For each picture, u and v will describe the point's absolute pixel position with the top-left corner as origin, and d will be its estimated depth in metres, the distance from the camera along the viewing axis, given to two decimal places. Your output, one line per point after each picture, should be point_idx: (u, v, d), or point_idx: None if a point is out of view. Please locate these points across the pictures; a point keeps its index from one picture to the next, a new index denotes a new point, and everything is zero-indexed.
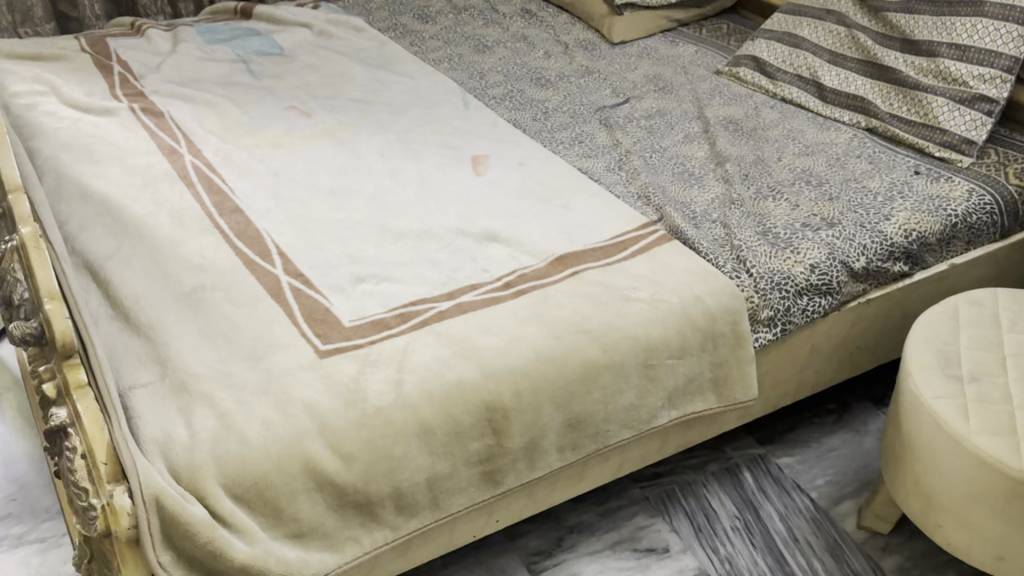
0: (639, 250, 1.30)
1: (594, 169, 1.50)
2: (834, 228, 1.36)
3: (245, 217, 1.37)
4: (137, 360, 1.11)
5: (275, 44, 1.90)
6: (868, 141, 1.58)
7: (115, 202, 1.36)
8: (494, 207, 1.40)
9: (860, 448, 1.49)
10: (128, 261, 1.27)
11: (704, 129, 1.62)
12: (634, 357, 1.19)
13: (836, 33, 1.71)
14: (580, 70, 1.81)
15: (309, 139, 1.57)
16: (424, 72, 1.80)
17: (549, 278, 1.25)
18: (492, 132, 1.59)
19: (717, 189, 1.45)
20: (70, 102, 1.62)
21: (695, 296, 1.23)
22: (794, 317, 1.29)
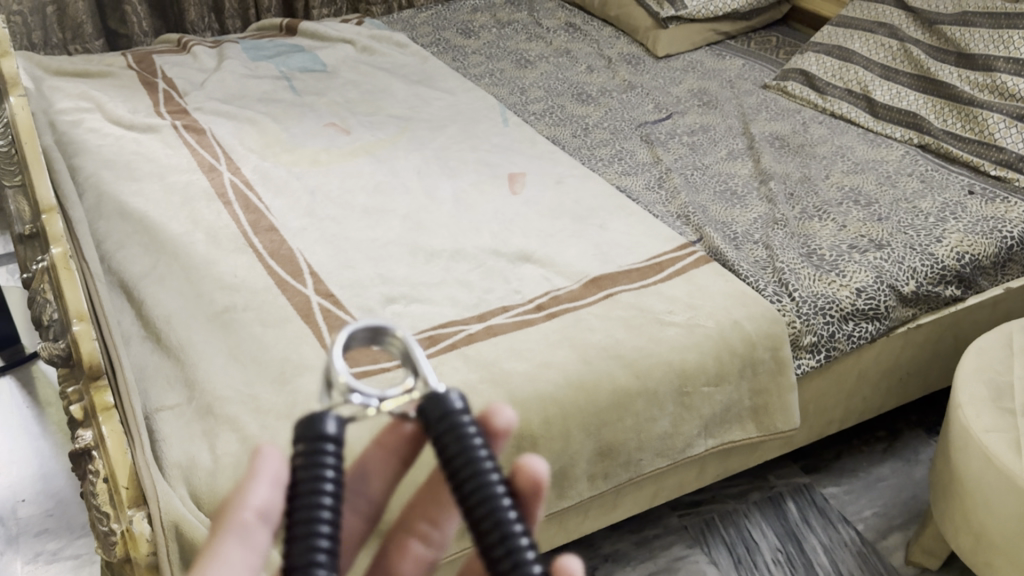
0: (675, 272, 1.26)
1: (633, 188, 1.46)
2: (881, 250, 1.30)
3: (280, 236, 1.36)
4: (166, 381, 1.12)
5: (318, 60, 1.90)
6: (921, 158, 1.51)
7: (152, 220, 1.37)
8: (529, 226, 1.37)
9: (910, 477, 1.43)
10: (162, 279, 1.27)
11: (748, 145, 1.57)
12: (668, 385, 1.15)
13: (888, 47, 1.65)
14: (622, 85, 1.77)
15: (347, 157, 1.56)
16: (466, 88, 1.78)
17: (583, 300, 1.22)
18: (530, 149, 1.57)
19: (760, 209, 1.40)
20: (114, 119, 1.64)
21: (733, 321, 1.19)
22: (839, 343, 1.24)
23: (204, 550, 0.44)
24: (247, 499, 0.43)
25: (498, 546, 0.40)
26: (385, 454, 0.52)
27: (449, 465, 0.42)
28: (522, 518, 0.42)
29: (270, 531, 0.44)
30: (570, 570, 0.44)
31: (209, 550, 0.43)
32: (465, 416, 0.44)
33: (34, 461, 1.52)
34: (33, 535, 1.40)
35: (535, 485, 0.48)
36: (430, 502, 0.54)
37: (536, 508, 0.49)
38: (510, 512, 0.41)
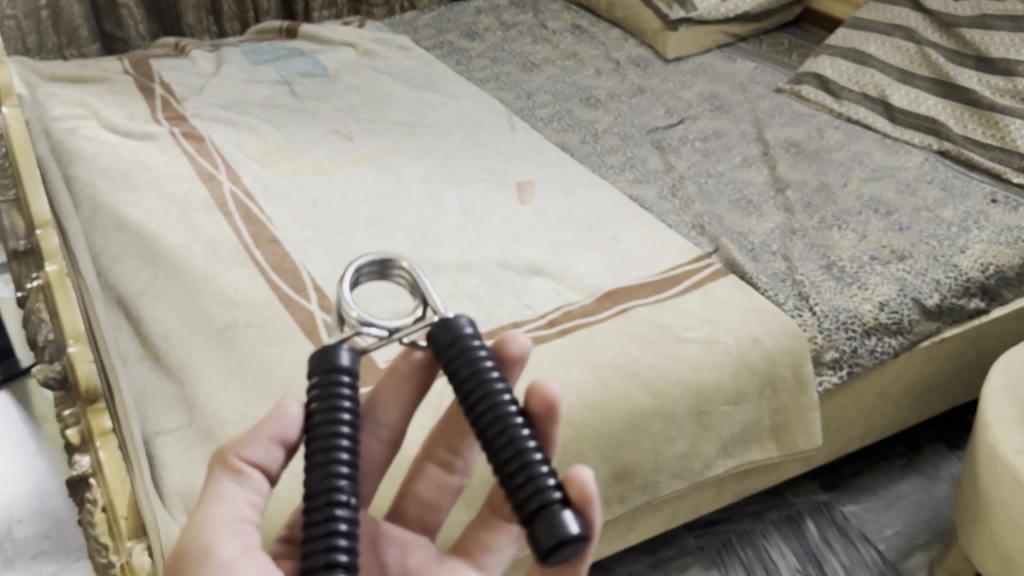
0: (691, 285, 1.22)
1: (645, 197, 1.42)
2: (903, 261, 1.26)
3: (282, 249, 1.32)
4: (165, 404, 1.07)
5: (319, 64, 1.86)
6: (941, 165, 1.46)
7: (150, 232, 1.33)
8: (539, 237, 1.33)
9: (931, 494, 1.39)
10: (160, 294, 1.23)
11: (763, 151, 1.52)
12: (686, 405, 1.10)
13: (905, 50, 1.61)
14: (631, 88, 1.73)
15: (350, 165, 1.52)
16: (471, 92, 1.74)
17: (596, 315, 1.18)
18: (538, 156, 1.52)
19: (777, 217, 1.36)
20: (110, 127, 1.60)
21: (753, 336, 1.14)
22: (861, 359, 1.20)
23: (211, 491, 0.60)
24: (243, 448, 0.61)
25: (509, 451, 0.54)
26: (401, 377, 0.70)
27: (467, 388, 0.57)
28: (530, 432, 0.55)
29: (263, 474, 0.61)
30: (584, 481, 0.57)
31: (209, 489, 0.60)
32: (473, 339, 0.59)
33: (30, 480, 1.48)
34: (28, 557, 1.36)
35: (548, 405, 0.63)
36: (452, 439, 0.73)
37: (551, 427, 0.64)
38: (520, 425, 0.55)
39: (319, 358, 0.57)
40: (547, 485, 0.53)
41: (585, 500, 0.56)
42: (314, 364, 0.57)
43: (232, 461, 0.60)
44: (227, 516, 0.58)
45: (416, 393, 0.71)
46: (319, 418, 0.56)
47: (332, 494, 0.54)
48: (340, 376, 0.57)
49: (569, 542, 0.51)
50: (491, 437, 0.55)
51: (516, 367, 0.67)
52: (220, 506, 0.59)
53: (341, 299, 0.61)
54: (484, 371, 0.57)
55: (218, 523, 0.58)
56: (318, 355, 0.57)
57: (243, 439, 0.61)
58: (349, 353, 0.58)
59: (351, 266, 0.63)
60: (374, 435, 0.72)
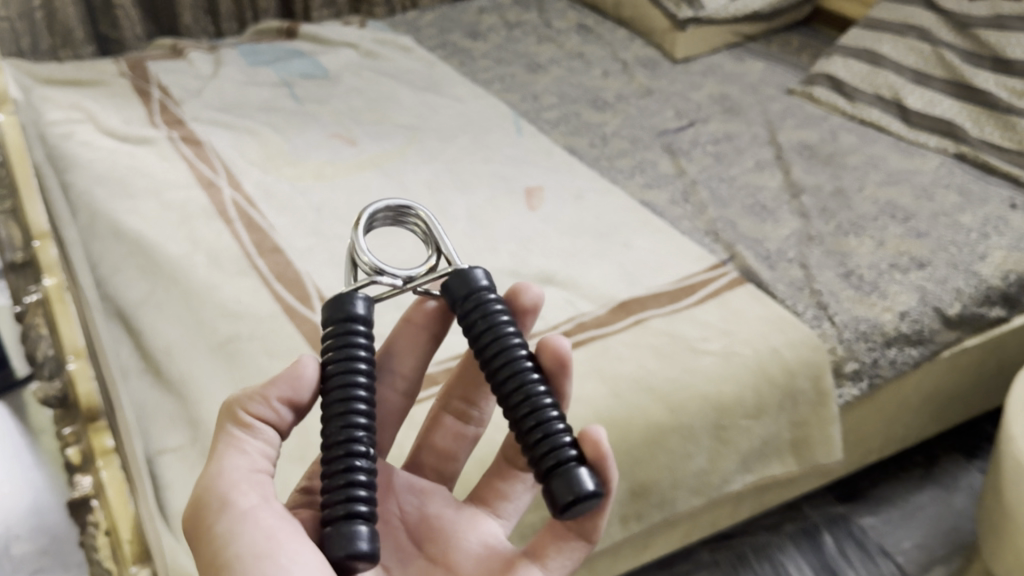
0: (707, 295, 1.19)
1: (657, 203, 1.38)
2: (923, 268, 1.23)
3: (285, 258, 1.28)
4: (168, 420, 1.03)
5: (319, 65, 1.82)
6: (958, 169, 1.43)
7: (149, 241, 1.29)
8: (548, 245, 1.29)
9: (950, 506, 1.36)
10: (161, 306, 1.19)
11: (776, 155, 1.49)
12: (704, 420, 1.07)
13: (920, 51, 1.58)
14: (639, 90, 1.70)
15: (353, 170, 1.48)
16: (476, 95, 1.70)
17: (610, 326, 1.14)
18: (546, 160, 1.49)
19: (793, 224, 1.33)
20: (107, 131, 1.56)
21: (772, 348, 1.11)
22: (882, 370, 1.17)
23: (225, 441, 0.67)
24: (251, 404, 0.68)
25: (527, 406, 0.63)
26: (415, 326, 0.81)
27: (486, 340, 0.66)
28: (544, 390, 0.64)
29: (271, 424, 0.69)
30: (598, 438, 0.67)
31: (219, 442, 0.67)
32: (488, 292, 0.68)
33: (28, 495, 1.45)
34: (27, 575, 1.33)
35: (559, 360, 0.74)
36: (467, 391, 0.86)
37: (565, 381, 0.75)
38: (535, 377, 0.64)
39: (337, 306, 0.66)
40: (562, 441, 0.61)
41: (600, 456, 0.66)
42: (330, 312, 0.66)
43: (241, 416, 0.68)
44: (242, 464, 0.66)
45: (431, 342, 0.82)
46: (337, 368, 0.65)
47: (350, 444, 0.61)
48: (355, 324, 0.66)
49: (584, 498, 0.59)
50: (507, 386, 0.64)
51: (528, 315, 0.79)
52: (234, 455, 0.66)
53: (355, 246, 0.72)
54: (503, 326, 0.66)
55: (235, 470, 0.65)
56: (334, 306, 0.66)
57: (249, 396, 0.68)
58: (364, 302, 0.67)
59: (363, 214, 0.72)
60: (392, 383, 0.83)
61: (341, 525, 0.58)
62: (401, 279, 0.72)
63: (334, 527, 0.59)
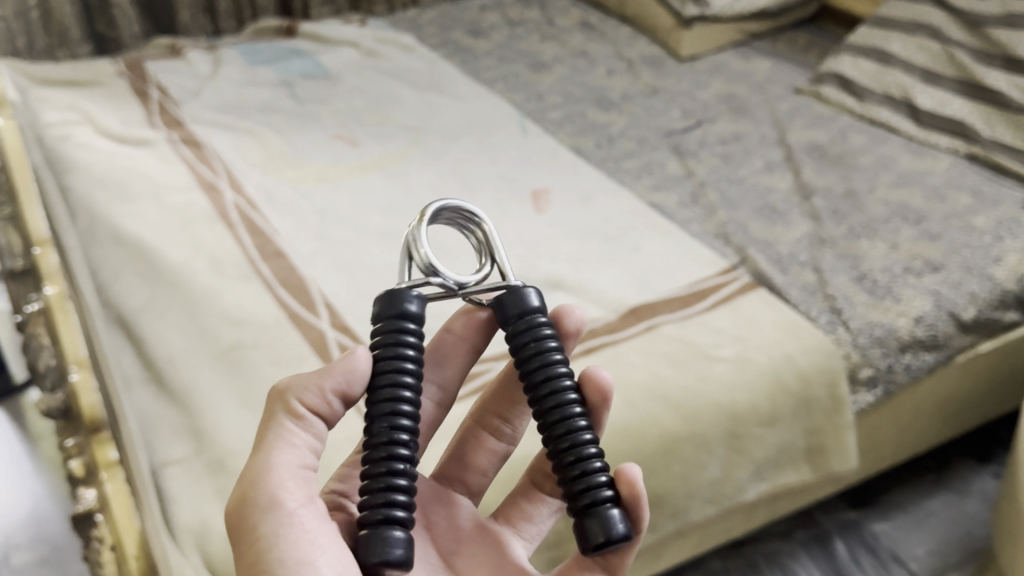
0: (719, 300, 1.17)
1: (665, 205, 1.36)
2: (937, 272, 1.21)
3: (289, 263, 1.26)
4: (172, 432, 1.01)
5: (320, 64, 1.79)
6: (970, 170, 1.41)
7: (150, 246, 1.27)
8: (557, 249, 1.27)
9: (962, 511, 1.34)
10: (163, 313, 1.17)
11: (785, 156, 1.47)
12: (718, 428, 1.05)
13: (930, 50, 1.56)
14: (645, 90, 1.68)
15: (356, 172, 1.46)
16: (480, 94, 1.68)
17: (622, 332, 1.12)
18: (552, 161, 1.47)
19: (804, 226, 1.31)
20: (105, 133, 1.54)
21: (787, 355, 1.09)
22: (897, 376, 1.15)
23: (274, 430, 0.66)
24: (306, 394, 0.67)
25: (566, 440, 0.64)
26: (460, 337, 0.81)
27: (530, 363, 0.67)
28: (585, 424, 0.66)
29: (320, 416, 0.68)
30: (633, 478, 0.69)
31: (270, 430, 0.67)
32: (539, 314, 0.69)
33: (26, 503, 1.43)
34: None
35: (603, 394, 0.77)
36: (502, 407, 0.86)
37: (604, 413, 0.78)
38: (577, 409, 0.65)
39: (392, 302, 0.65)
40: (598, 482, 0.64)
41: (635, 494, 0.69)
42: (381, 307, 0.65)
43: (294, 407, 0.67)
44: (290, 459, 0.65)
45: (470, 354, 0.82)
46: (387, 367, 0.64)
47: (393, 447, 0.61)
48: (406, 323, 0.65)
49: (613, 541, 0.62)
50: (547, 415, 0.65)
51: (570, 339, 0.85)
52: (282, 450, 0.65)
53: (415, 239, 0.70)
54: (549, 352, 0.67)
55: (283, 467, 0.65)
56: (388, 301, 0.65)
57: (304, 386, 0.67)
58: (417, 299, 0.66)
59: (433, 206, 0.71)
60: (428, 393, 0.82)
61: (379, 529, 0.58)
62: (451, 282, 0.71)
63: (371, 529, 0.59)
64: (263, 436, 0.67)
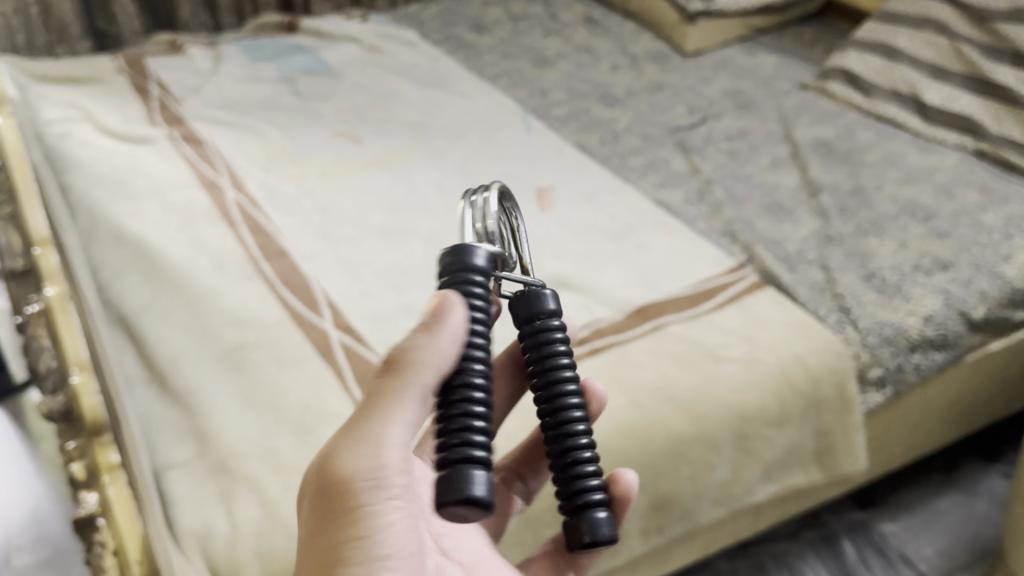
0: (727, 299, 1.16)
1: (671, 202, 1.35)
2: (947, 270, 1.19)
3: (292, 262, 1.25)
4: (174, 434, 1.00)
5: (321, 60, 1.78)
6: (978, 166, 1.39)
7: (151, 246, 1.26)
8: (563, 247, 1.26)
9: (971, 512, 1.33)
10: (165, 314, 1.16)
11: (792, 153, 1.46)
12: (727, 429, 1.04)
13: (937, 45, 1.54)
14: (650, 85, 1.66)
15: (359, 170, 1.44)
16: (483, 91, 1.66)
17: (628, 332, 1.11)
18: (557, 159, 1.45)
19: (812, 224, 1.30)
20: (106, 131, 1.53)
21: (796, 355, 1.08)
22: (906, 376, 1.14)
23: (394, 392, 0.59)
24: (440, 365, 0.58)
25: (563, 442, 0.61)
26: None
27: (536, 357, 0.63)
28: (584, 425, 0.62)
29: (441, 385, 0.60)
30: (628, 482, 0.73)
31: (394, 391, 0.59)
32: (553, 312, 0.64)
33: (27, 503, 1.42)
34: None
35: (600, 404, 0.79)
36: None
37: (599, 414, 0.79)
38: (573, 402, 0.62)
39: (462, 253, 0.61)
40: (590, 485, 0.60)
41: (626, 495, 0.73)
42: (449, 259, 0.61)
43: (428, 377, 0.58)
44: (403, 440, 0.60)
45: None
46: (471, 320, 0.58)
47: (467, 390, 0.56)
48: (473, 276, 0.61)
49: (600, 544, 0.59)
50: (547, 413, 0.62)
51: None
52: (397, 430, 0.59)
53: (484, 206, 0.69)
54: (553, 338, 0.63)
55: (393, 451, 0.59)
56: (455, 252, 0.61)
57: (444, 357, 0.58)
58: (483, 253, 0.62)
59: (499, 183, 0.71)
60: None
61: (457, 467, 0.53)
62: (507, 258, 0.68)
63: (449, 470, 0.53)
64: (374, 402, 0.60)
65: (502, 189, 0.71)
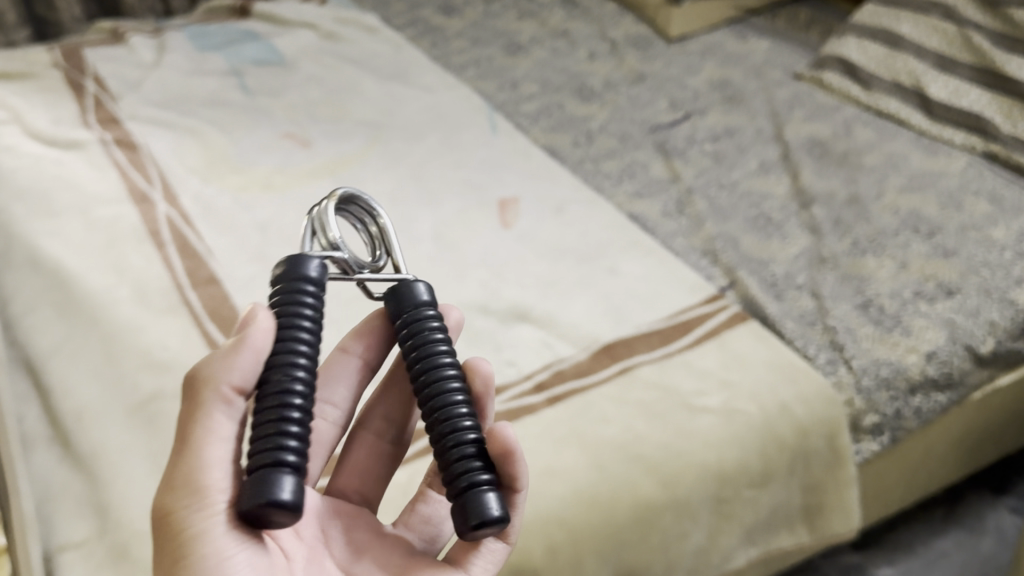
0: (704, 335, 1.03)
1: (647, 215, 1.22)
2: (952, 298, 1.06)
3: (222, 290, 1.12)
4: (75, 506, 0.89)
5: (274, 49, 1.64)
6: (987, 171, 1.26)
7: (68, 272, 1.13)
8: (525, 271, 1.13)
9: (977, 553, 1.22)
10: (77, 356, 1.04)
11: (782, 154, 1.32)
12: (702, 492, 0.92)
13: (944, 32, 1.40)
14: (629, 76, 1.52)
15: (305, 179, 1.31)
16: (446, 83, 1.52)
17: (591, 376, 0.99)
18: (524, 164, 1.32)
19: (804, 241, 1.17)
20: (33, 133, 1.39)
21: (780, 403, 0.96)
22: (905, 421, 1.01)
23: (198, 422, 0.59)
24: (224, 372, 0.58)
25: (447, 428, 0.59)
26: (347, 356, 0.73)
27: (416, 360, 0.62)
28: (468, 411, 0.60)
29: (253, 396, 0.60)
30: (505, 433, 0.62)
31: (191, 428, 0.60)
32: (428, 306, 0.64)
33: None
34: None
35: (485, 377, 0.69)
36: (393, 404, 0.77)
37: (488, 403, 0.70)
38: (460, 398, 0.60)
39: (290, 268, 0.58)
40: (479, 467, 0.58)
41: (507, 450, 0.62)
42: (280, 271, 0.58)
43: (220, 390, 0.58)
44: (226, 457, 0.57)
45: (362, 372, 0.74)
46: (283, 322, 0.57)
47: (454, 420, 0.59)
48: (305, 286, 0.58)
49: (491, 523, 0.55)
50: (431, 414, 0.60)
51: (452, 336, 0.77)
52: (213, 442, 0.57)
53: (322, 216, 0.65)
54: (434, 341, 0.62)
55: (218, 464, 0.56)
56: (286, 262, 0.58)
57: (222, 364, 0.58)
58: (425, 288, 0.65)
59: (343, 189, 0.68)
60: (322, 413, 0.72)
61: (468, 494, 0.56)
62: (348, 263, 0.65)
63: (461, 500, 0.57)
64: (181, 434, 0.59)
65: (348, 193, 0.68)
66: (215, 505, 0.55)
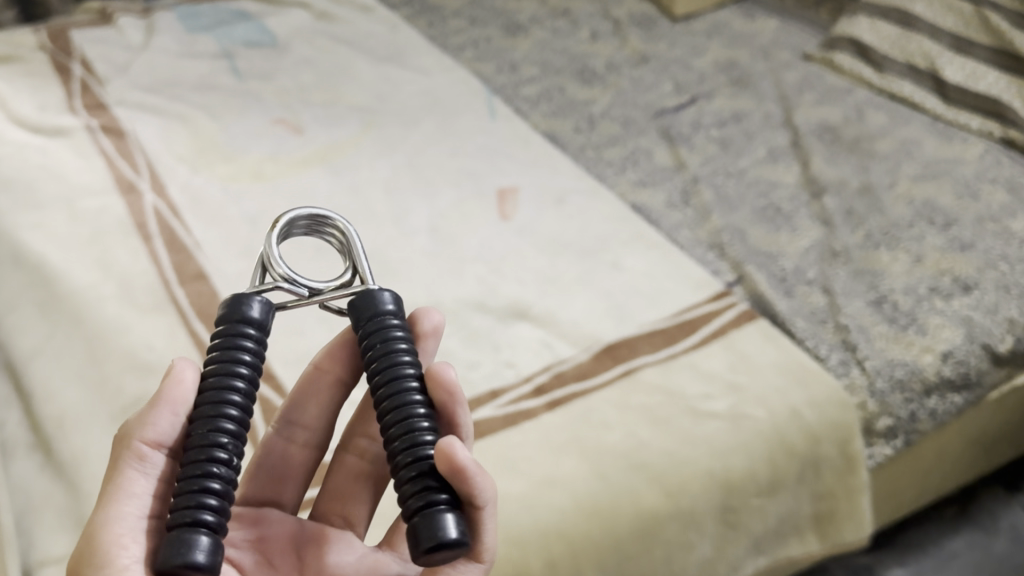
0: (711, 334, 0.99)
1: (651, 206, 1.17)
2: (969, 293, 1.02)
3: (211, 287, 1.08)
4: (55, 518, 0.85)
5: (267, 30, 1.58)
6: (1005, 158, 1.21)
7: (51, 268, 1.09)
8: (524, 266, 1.09)
9: (989, 554, 1.19)
10: (59, 358, 1.00)
11: (792, 141, 1.27)
12: (709, 501, 0.88)
13: (959, 10, 1.34)
14: (633, 58, 1.47)
15: (297, 168, 1.27)
16: (443, 65, 1.47)
17: (593, 379, 0.95)
18: (523, 152, 1.27)
19: (814, 233, 1.12)
20: (17, 120, 1.35)
21: (791, 408, 0.92)
22: (920, 424, 0.98)
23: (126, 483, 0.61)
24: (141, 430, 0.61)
25: (406, 445, 0.56)
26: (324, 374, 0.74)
27: (377, 371, 0.59)
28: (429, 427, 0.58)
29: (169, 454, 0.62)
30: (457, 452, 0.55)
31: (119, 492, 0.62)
32: (393, 315, 0.62)
33: None
34: None
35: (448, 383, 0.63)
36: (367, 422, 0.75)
37: (458, 410, 0.64)
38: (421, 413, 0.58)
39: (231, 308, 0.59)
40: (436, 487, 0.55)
41: (457, 468, 0.55)
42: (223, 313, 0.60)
43: (135, 446, 0.60)
44: (137, 513, 0.59)
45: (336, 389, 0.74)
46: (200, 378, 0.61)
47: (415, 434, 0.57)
48: (247, 327, 0.59)
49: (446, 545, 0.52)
50: (391, 429, 0.57)
51: (429, 341, 0.72)
52: (121, 497, 0.59)
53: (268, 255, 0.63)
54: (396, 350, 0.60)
55: (127, 520, 0.58)
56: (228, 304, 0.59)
57: (140, 421, 0.61)
58: (391, 296, 0.62)
59: (287, 214, 0.65)
60: (291, 436, 0.75)
61: (426, 513, 0.54)
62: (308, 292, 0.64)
63: (418, 519, 0.54)
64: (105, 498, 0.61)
65: (288, 218, 0.65)
66: (119, 558, 0.55)
